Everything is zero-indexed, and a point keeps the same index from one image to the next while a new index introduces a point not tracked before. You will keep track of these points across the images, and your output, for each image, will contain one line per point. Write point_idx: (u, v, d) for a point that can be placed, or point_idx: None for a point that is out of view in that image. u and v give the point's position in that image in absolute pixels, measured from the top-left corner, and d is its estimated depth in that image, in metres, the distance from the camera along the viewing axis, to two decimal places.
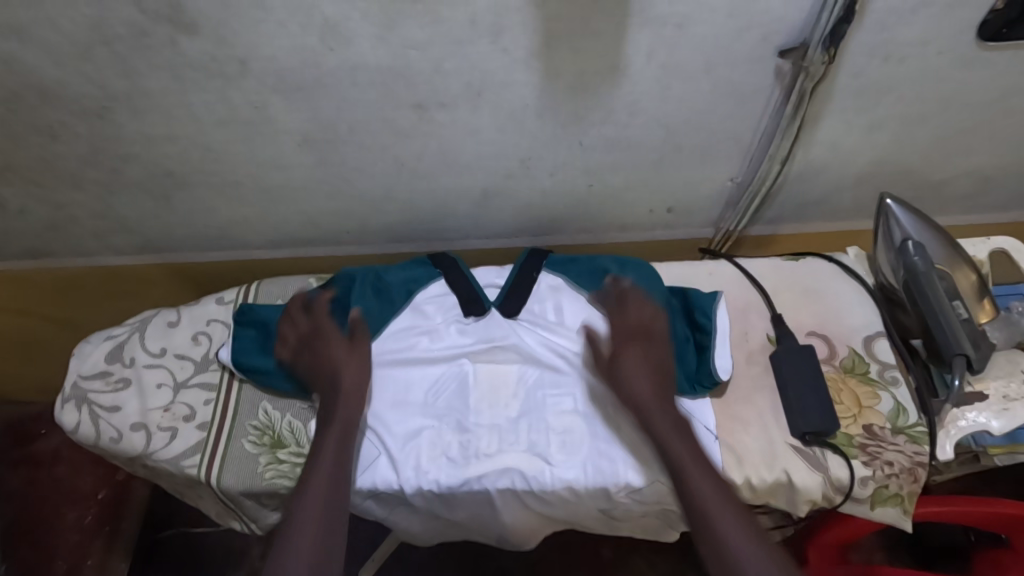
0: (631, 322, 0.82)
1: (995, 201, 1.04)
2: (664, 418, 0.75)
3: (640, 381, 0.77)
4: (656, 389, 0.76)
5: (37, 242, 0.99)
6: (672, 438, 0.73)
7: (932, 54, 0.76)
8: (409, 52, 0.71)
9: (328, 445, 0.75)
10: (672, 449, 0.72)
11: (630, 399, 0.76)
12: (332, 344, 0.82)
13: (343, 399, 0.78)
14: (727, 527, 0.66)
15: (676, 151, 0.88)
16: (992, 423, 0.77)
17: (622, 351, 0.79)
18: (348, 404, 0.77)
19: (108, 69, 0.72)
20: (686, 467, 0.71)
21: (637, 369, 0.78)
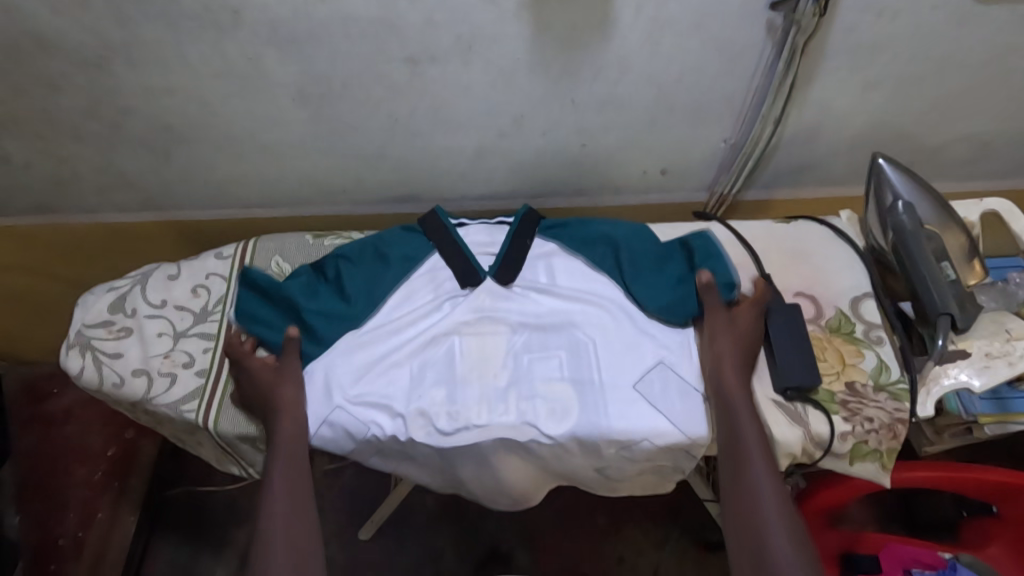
0: (747, 334, 0.81)
1: (993, 168, 1.03)
2: (752, 422, 0.74)
3: (738, 372, 0.78)
4: (743, 358, 0.79)
5: (42, 198, 1.02)
6: (743, 412, 0.75)
7: (925, 9, 0.76)
8: (398, 3, 0.72)
9: (275, 471, 0.75)
10: (747, 449, 0.73)
11: (718, 384, 0.78)
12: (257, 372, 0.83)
13: (278, 411, 0.79)
14: (771, 528, 0.69)
15: (667, 110, 0.88)
16: (973, 381, 0.78)
17: (727, 354, 0.79)
18: (287, 416, 0.79)
19: (105, 18, 0.74)
20: (752, 464, 0.72)
21: (735, 360, 0.79)
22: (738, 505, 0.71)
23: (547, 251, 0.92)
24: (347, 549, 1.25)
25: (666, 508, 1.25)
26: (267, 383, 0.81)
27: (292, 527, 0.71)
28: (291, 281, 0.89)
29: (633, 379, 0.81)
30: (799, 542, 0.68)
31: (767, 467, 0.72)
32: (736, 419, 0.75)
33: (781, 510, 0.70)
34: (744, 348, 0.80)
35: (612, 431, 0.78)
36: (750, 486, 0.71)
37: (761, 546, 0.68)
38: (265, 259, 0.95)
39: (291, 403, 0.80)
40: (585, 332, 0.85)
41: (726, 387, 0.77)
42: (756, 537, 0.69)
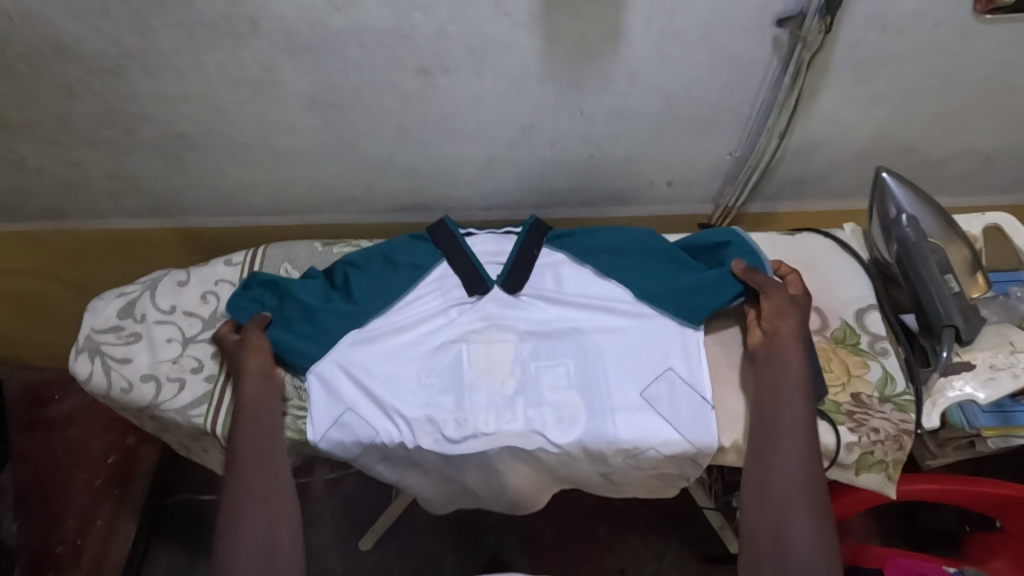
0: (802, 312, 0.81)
1: (995, 182, 1.05)
2: (802, 398, 0.74)
3: (795, 347, 0.78)
4: (797, 333, 0.79)
5: (53, 203, 1.02)
6: (789, 382, 0.75)
7: (928, 25, 0.77)
8: (413, 14, 0.74)
9: (240, 435, 0.77)
10: (790, 422, 0.73)
11: (774, 356, 0.78)
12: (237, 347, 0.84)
13: (244, 376, 0.81)
14: (796, 497, 0.69)
15: (674, 122, 0.89)
16: (978, 393, 0.79)
17: (786, 329, 0.79)
18: (252, 381, 0.81)
19: (124, 26, 0.75)
20: (790, 438, 0.72)
21: (795, 340, 0.78)
22: (765, 472, 0.72)
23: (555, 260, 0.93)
24: (348, 558, 1.24)
25: (669, 520, 1.25)
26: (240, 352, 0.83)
27: (259, 490, 0.73)
28: (299, 287, 0.89)
29: (640, 388, 0.82)
30: (819, 515, 0.69)
31: (806, 443, 0.72)
32: (784, 392, 0.75)
33: (812, 483, 0.70)
34: (800, 325, 0.80)
35: (619, 440, 0.79)
36: (779, 456, 0.71)
37: (783, 512, 0.69)
38: (273, 266, 0.96)
39: (252, 372, 0.81)
40: (592, 341, 0.85)
41: (780, 361, 0.77)
42: (778, 504, 0.69)
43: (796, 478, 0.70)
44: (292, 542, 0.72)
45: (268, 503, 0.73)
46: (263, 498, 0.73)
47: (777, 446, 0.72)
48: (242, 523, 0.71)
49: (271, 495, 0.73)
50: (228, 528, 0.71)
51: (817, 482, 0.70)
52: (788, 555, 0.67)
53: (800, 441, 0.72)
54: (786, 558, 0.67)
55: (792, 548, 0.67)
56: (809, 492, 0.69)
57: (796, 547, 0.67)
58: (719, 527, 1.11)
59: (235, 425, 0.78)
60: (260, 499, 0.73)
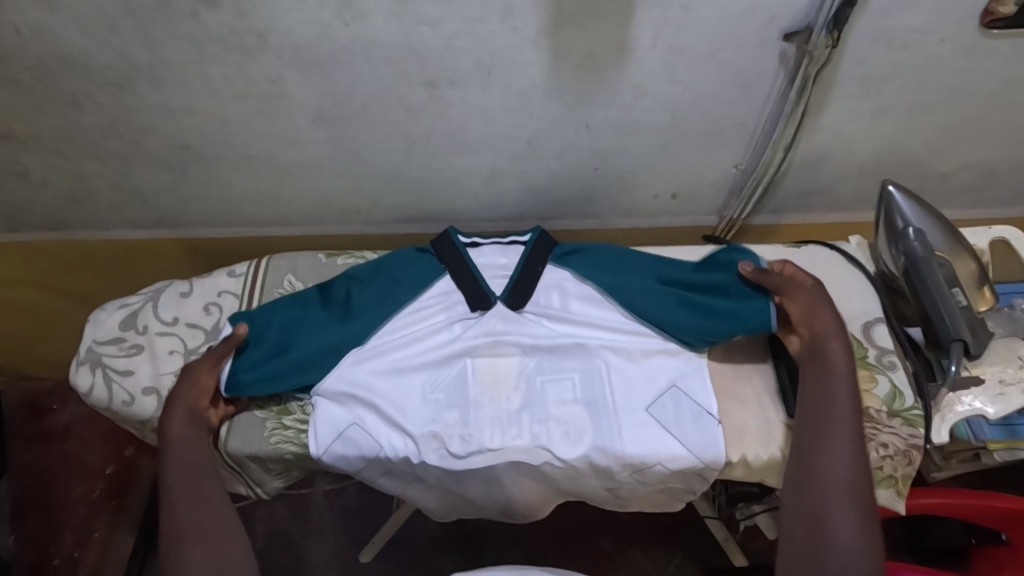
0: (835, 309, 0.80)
1: (999, 195, 1.05)
2: (848, 397, 0.72)
3: (838, 344, 0.76)
4: (838, 330, 0.77)
5: (56, 214, 1.02)
6: (836, 380, 0.73)
7: (935, 41, 0.77)
8: (421, 28, 0.73)
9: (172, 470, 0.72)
10: (837, 421, 0.71)
11: (818, 355, 0.76)
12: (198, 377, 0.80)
13: (176, 408, 0.76)
14: (840, 496, 0.66)
15: (680, 135, 0.89)
16: (988, 408, 0.79)
17: (826, 327, 0.77)
18: (180, 415, 0.76)
19: (132, 40, 0.75)
20: (837, 436, 0.70)
21: (838, 341, 0.76)
22: (807, 471, 0.69)
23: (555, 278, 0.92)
24: (347, 572, 1.23)
25: (672, 533, 1.24)
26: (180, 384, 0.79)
27: (200, 520, 0.68)
28: (292, 316, 0.87)
29: (646, 403, 0.81)
30: (864, 514, 0.65)
31: (852, 441, 0.69)
32: (829, 389, 0.73)
33: (859, 482, 0.67)
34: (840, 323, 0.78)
35: (625, 455, 0.78)
36: (824, 454, 0.69)
37: (826, 508, 0.66)
38: (277, 278, 0.95)
39: (182, 403, 0.77)
40: (598, 356, 0.85)
41: (827, 358, 0.75)
42: (818, 502, 0.66)
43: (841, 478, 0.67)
44: (245, 563, 0.67)
45: (210, 531, 0.68)
46: (202, 528, 0.68)
47: (825, 442, 0.70)
48: (187, 555, 0.66)
49: (212, 523, 0.69)
50: (171, 560, 0.66)
51: (864, 482, 0.67)
52: (832, 554, 0.63)
53: (847, 439, 0.69)
54: (827, 555, 0.63)
55: (831, 548, 0.63)
56: (855, 493, 0.66)
57: (836, 546, 0.63)
58: (723, 539, 1.10)
59: (165, 456, 0.73)
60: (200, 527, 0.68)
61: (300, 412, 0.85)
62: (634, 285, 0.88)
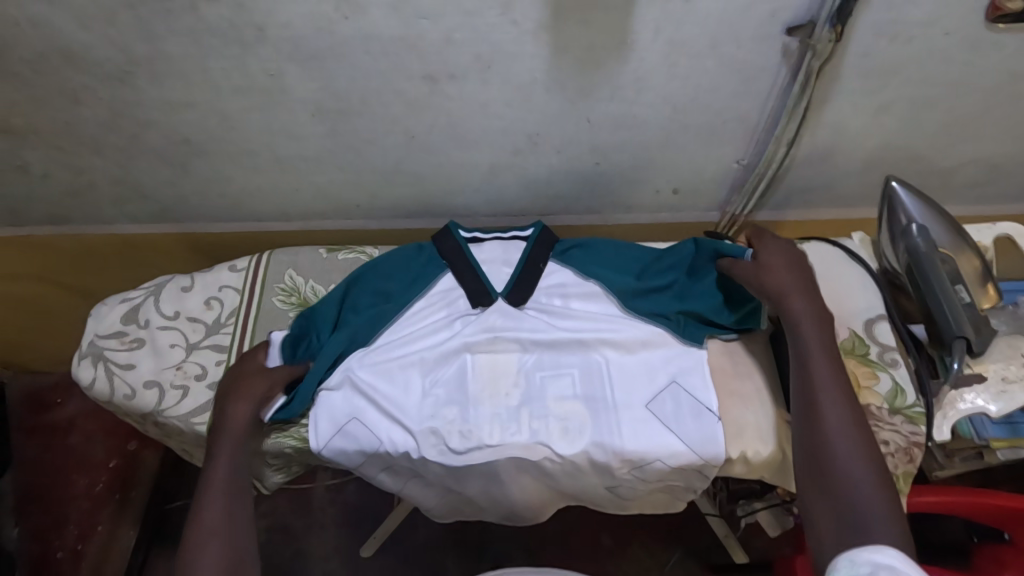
0: (798, 256, 0.83)
1: (1003, 191, 1.04)
2: (818, 337, 0.75)
3: (796, 286, 0.79)
4: (802, 283, 0.80)
5: (56, 208, 1.02)
6: (808, 331, 0.76)
7: (939, 35, 0.77)
8: (421, 22, 0.73)
9: (220, 453, 0.74)
10: (812, 356, 0.74)
11: (779, 299, 0.78)
12: (249, 377, 0.82)
13: (229, 395, 0.80)
14: (839, 426, 0.68)
15: (682, 130, 0.89)
16: (990, 406, 0.78)
17: (785, 282, 0.79)
18: (235, 399, 0.79)
19: (131, 33, 0.75)
20: (819, 369, 0.73)
21: (793, 283, 0.79)
22: (806, 413, 0.71)
23: (557, 279, 0.92)
24: (349, 567, 1.23)
25: (673, 529, 1.24)
26: (233, 380, 0.82)
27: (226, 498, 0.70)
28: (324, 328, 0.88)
29: (646, 399, 0.81)
30: (864, 450, 0.67)
31: (834, 378, 0.72)
32: (799, 329, 0.76)
33: (847, 408, 0.70)
34: (798, 265, 0.82)
35: (625, 451, 0.78)
36: (817, 392, 0.71)
37: (826, 450, 0.67)
38: (278, 273, 0.95)
39: (247, 393, 0.80)
40: (599, 352, 0.85)
41: (784, 298, 0.78)
42: (820, 440, 0.68)
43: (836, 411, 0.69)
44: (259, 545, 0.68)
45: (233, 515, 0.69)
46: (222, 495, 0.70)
47: (811, 390, 0.72)
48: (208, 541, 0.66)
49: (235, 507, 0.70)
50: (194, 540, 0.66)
51: (856, 414, 0.69)
52: (843, 495, 0.64)
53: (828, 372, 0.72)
54: (840, 496, 0.64)
55: (845, 484, 0.64)
56: (850, 422, 0.68)
57: (849, 481, 0.64)
58: (725, 536, 1.10)
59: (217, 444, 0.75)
60: (228, 494, 0.70)
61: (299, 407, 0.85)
62: (631, 282, 0.89)
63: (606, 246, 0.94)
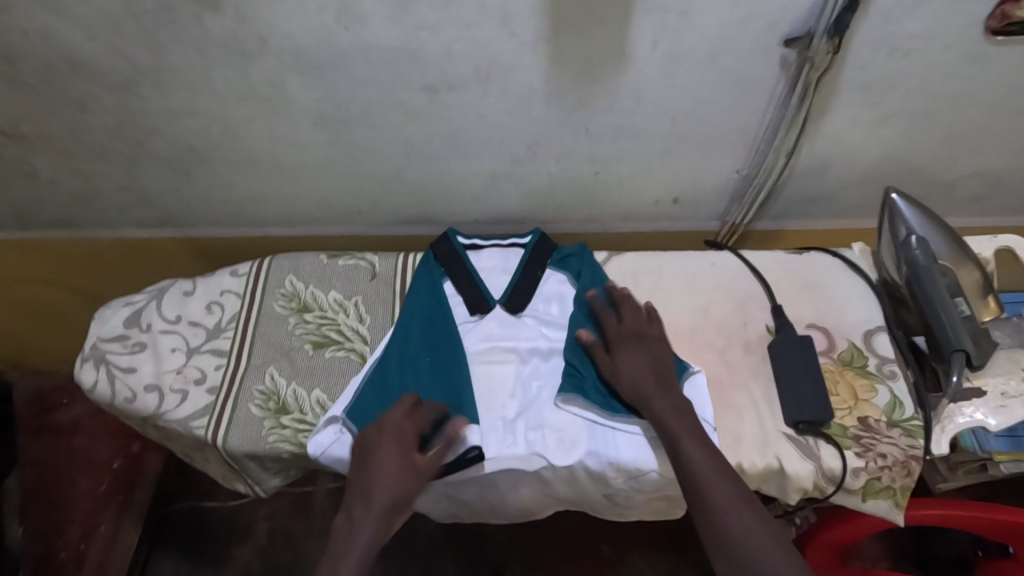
0: (650, 340, 0.82)
1: (1005, 203, 1.03)
2: (671, 403, 0.75)
3: (651, 376, 0.78)
4: (653, 365, 0.79)
5: (64, 213, 1.04)
6: (656, 399, 0.76)
7: (939, 48, 0.77)
8: (420, 34, 0.74)
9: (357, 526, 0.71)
10: (676, 429, 0.73)
11: (639, 396, 0.77)
12: (386, 446, 0.73)
13: (377, 467, 0.73)
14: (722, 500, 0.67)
15: (680, 141, 0.89)
16: (989, 420, 0.78)
17: (632, 368, 0.79)
18: (387, 474, 0.72)
19: (136, 44, 0.76)
20: (685, 442, 0.72)
21: (654, 382, 0.77)
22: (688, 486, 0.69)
23: (555, 286, 0.92)
24: None
25: (675, 539, 1.23)
26: (382, 450, 0.73)
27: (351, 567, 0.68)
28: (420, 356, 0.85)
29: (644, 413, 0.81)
30: (751, 504, 0.67)
31: (697, 439, 0.72)
32: (652, 402, 0.76)
33: (723, 477, 0.69)
34: (656, 353, 0.81)
35: (621, 461, 0.77)
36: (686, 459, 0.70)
37: (724, 523, 0.66)
38: (279, 279, 0.96)
39: (386, 465, 0.72)
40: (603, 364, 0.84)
41: (640, 385, 0.77)
42: (708, 510, 0.67)
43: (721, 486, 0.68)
44: None
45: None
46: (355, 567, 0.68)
47: (680, 459, 0.71)
48: None
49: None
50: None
51: (727, 469, 0.70)
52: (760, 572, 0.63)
53: (694, 442, 0.71)
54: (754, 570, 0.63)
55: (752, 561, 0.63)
56: (734, 496, 0.67)
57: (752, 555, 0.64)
58: None
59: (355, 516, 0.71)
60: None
61: (297, 411, 0.85)
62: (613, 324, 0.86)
63: (591, 266, 0.92)
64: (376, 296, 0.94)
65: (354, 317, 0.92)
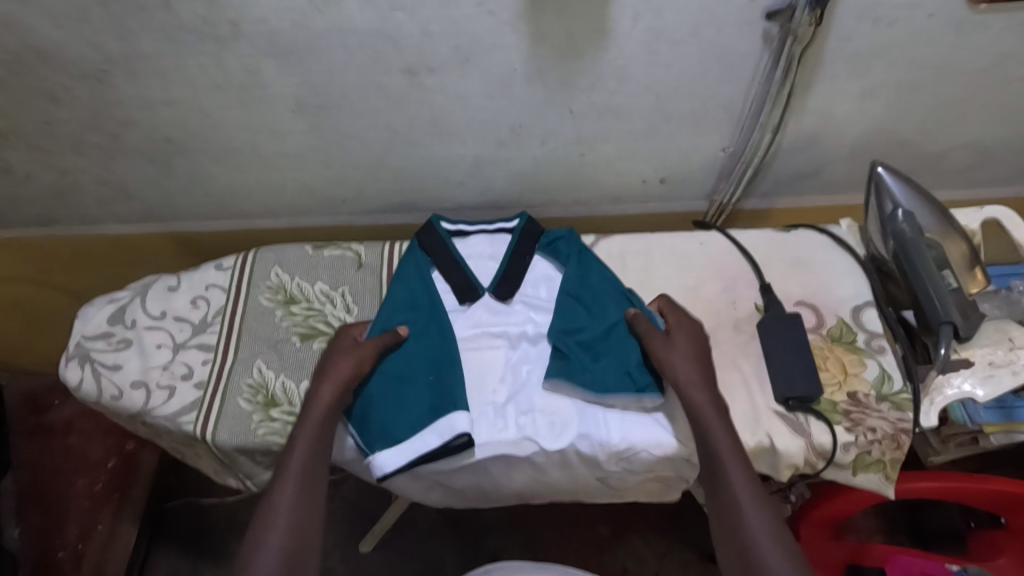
0: (700, 336, 0.81)
1: (994, 174, 1.03)
2: (718, 418, 0.73)
3: (697, 377, 0.76)
4: (701, 368, 0.77)
5: (43, 210, 1.02)
6: (706, 411, 0.73)
7: (922, 17, 0.76)
8: (396, 14, 0.73)
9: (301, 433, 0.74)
10: (720, 446, 0.71)
11: (684, 399, 0.75)
12: (339, 357, 0.79)
13: (325, 376, 0.78)
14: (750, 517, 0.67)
15: (666, 118, 0.88)
16: (977, 391, 0.78)
17: (679, 353, 0.78)
18: (331, 378, 0.77)
19: (106, 32, 0.74)
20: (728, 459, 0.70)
21: (702, 376, 0.76)
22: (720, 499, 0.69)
23: (543, 272, 0.91)
24: (347, 561, 1.23)
25: (672, 519, 1.24)
26: (335, 361, 0.79)
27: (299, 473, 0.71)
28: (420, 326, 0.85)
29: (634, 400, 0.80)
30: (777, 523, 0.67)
31: (740, 456, 0.71)
32: (700, 413, 0.73)
33: (756, 497, 0.68)
34: (703, 349, 0.80)
35: (612, 444, 0.78)
36: (726, 476, 0.69)
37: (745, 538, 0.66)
38: (264, 271, 0.95)
39: (334, 374, 0.78)
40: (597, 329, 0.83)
41: (687, 392, 0.75)
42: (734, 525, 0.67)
43: (752, 507, 0.68)
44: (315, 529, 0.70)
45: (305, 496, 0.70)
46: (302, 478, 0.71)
47: (718, 475, 0.70)
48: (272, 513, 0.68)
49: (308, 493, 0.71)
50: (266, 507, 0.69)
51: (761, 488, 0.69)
52: None
53: (736, 459, 0.70)
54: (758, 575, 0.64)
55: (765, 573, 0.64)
56: (766, 516, 0.67)
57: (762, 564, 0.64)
58: None
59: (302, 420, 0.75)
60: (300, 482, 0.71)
61: (287, 403, 0.85)
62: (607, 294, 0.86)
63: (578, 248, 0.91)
64: (363, 285, 0.93)
65: (341, 307, 0.92)
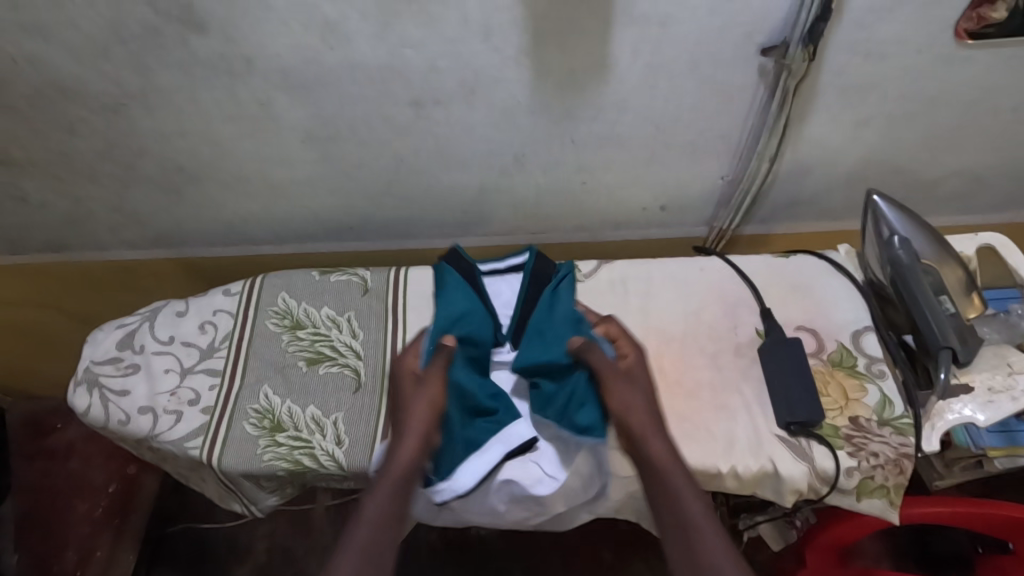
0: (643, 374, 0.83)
1: (988, 201, 1.05)
2: (676, 463, 0.75)
3: (648, 417, 0.78)
4: (651, 410, 0.79)
5: (55, 236, 1.04)
6: (663, 456, 0.76)
7: (911, 52, 0.79)
8: (405, 51, 0.76)
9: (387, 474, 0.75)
10: (682, 490, 0.73)
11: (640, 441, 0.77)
12: (415, 395, 0.81)
13: (410, 414, 0.79)
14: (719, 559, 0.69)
15: (665, 148, 0.90)
16: (978, 416, 0.78)
17: (634, 394, 0.80)
18: (418, 420, 0.78)
19: (125, 68, 0.77)
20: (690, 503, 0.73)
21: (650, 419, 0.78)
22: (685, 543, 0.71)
23: None
24: None
25: None
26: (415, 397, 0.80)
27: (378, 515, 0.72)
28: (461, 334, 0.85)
29: None
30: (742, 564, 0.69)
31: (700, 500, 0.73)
32: (657, 460, 0.76)
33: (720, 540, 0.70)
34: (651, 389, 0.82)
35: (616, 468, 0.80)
36: (690, 520, 0.72)
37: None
38: (272, 296, 0.96)
39: (418, 413, 0.79)
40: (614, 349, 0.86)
41: (643, 437, 0.77)
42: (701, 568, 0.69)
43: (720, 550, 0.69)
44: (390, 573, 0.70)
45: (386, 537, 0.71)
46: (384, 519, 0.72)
47: (682, 520, 0.72)
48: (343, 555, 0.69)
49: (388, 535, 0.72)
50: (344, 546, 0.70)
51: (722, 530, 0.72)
52: None
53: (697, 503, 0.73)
54: None
55: None
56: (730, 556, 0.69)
57: None
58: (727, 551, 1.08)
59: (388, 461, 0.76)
60: (383, 523, 0.72)
61: (291, 428, 0.85)
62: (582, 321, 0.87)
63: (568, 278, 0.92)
64: (369, 311, 0.95)
65: (348, 333, 0.93)
